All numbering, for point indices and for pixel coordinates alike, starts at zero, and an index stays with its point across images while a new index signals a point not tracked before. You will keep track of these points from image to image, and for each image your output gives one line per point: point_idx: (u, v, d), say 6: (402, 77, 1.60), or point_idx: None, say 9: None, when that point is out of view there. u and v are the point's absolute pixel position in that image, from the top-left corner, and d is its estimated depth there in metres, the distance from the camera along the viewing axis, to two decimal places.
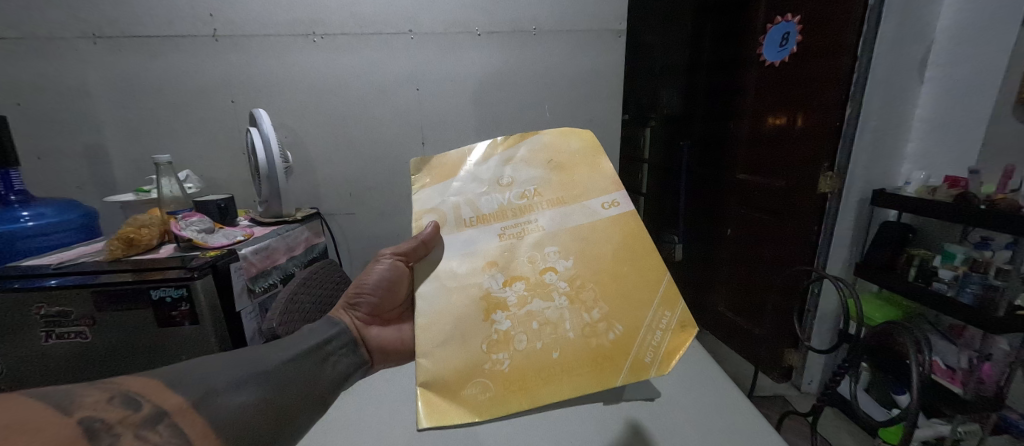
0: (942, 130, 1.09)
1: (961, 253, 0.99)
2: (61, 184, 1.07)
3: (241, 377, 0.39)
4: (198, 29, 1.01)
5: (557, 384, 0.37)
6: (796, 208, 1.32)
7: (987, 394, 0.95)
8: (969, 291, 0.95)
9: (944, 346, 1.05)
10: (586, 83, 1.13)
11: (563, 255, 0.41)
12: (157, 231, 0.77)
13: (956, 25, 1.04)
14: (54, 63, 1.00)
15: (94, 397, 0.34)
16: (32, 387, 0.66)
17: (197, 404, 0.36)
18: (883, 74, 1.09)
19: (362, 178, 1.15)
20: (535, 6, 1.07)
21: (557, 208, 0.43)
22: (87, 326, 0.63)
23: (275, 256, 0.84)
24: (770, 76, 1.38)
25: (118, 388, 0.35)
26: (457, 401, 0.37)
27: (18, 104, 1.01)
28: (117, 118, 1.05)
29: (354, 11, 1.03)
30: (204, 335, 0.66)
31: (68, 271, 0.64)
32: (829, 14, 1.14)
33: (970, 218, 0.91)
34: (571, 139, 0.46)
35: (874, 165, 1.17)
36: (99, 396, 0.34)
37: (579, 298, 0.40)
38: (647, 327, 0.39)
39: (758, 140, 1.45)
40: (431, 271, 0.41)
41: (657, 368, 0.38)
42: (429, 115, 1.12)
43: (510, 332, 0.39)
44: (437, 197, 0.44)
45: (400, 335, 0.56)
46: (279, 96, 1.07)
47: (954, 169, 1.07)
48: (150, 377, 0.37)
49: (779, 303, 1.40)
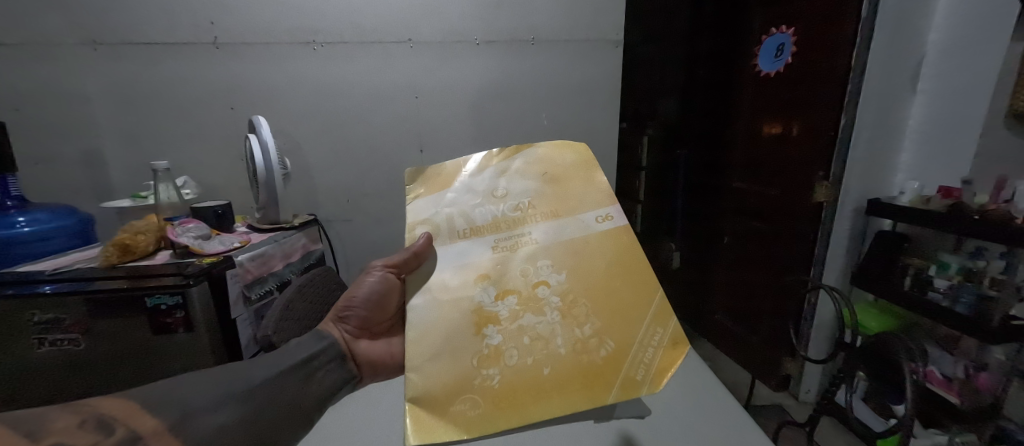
0: (935, 141, 1.10)
1: (956, 263, 1.00)
2: (57, 189, 1.07)
3: (221, 398, 0.40)
4: (198, 36, 1.01)
5: (547, 401, 0.37)
6: (793, 216, 1.33)
7: (984, 404, 0.95)
8: (964, 301, 0.95)
9: (940, 356, 1.05)
10: (585, 91, 1.14)
11: (556, 269, 0.41)
12: (154, 238, 0.76)
13: (947, 39, 1.06)
14: (53, 69, 1.00)
15: (66, 421, 0.34)
16: (17, 397, 0.64)
17: (174, 427, 0.36)
18: (876, 86, 1.10)
19: (361, 185, 1.15)
20: (534, 15, 1.08)
21: (550, 221, 0.43)
22: (80, 333, 0.63)
23: (271, 263, 0.84)
24: (766, 86, 1.39)
25: (92, 411, 0.35)
26: (446, 417, 0.37)
27: (16, 110, 1.01)
28: (115, 124, 1.05)
29: (354, 20, 1.04)
30: (199, 343, 0.66)
31: (62, 278, 0.64)
32: (822, 26, 1.16)
33: (964, 229, 0.92)
34: (567, 151, 0.47)
35: (870, 175, 1.18)
36: (72, 420, 0.34)
37: (571, 313, 0.40)
38: (639, 344, 0.39)
39: (755, 149, 1.47)
40: (422, 284, 0.41)
41: (648, 386, 0.38)
42: (428, 122, 1.12)
43: (501, 347, 0.39)
44: (431, 208, 0.44)
45: (390, 348, 0.55)
46: (279, 103, 1.07)
47: (948, 179, 1.08)
48: (124, 399, 0.37)
49: (776, 312, 1.41)
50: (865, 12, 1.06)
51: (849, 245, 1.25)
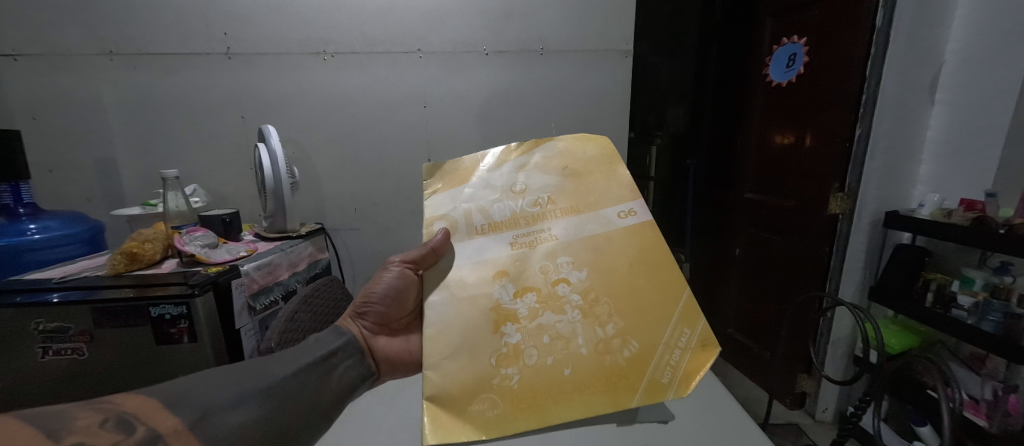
0: (956, 152, 1.07)
1: (980, 279, 0.96)
2: (71, 197, 1.08)
3: (241, 395, 0.41)
4: (212, 47, 1.03)
5: (568, 403, 0.37)
6: (806, 228, 1.30)
7: (1015, 428, 0.89)
8: (990, 319, 0.91)
9: (965, 375, 1.00)
10: (593, 101, 1.13)
11: (576, 266, 0.40)
12: (161, 246, 0.77)
13: (965, 49, 1.03)
14: (71, 79, 1.02)
15: (87, 420, 0.35)
16: (22, 407, 0.64)
17: (192, 427, 0.37)
18: (892, 97, 1.08)
19: (368, 193, 1.15)
20: (543, 26, 1.08)
21: (570, 217, 0.42)
22: (84, 342, 0.62)
23: (276, 272, 0.83)
24: (778, 96, 1.38)
25: (113, 410, 0.37)
26: (462, 417, 0.37)
27: (34, 119, 1.03)
28: (128, 132, 1.06)
29: (365, 32, 1.04)
30: (202, 353, 0.64)
31: (70, 287, 0.64)
32: (836, 35, 1.15)
33: (991, 245, 0.87)
34: (588, 145, 0.45)
35: (886, 186, 1.15)
36: (93, 419, 0.36)
37: (593, 312, 0.39)
38: (665, 346, 0.38)
39: (767, 159, 1.45)
40: (441, 280, 0.41)
41: (674, 390, 0.37)
42: (436, 132, 1.12)
43: (520, 346, 0.38)
44: (448, 203, 0.43)
45: (407, 346, 0.57)
46: (290, 113, 1.08)
47: (969, 190, 1.04)
48: (146, 396, 0.39)
49: (794, 326, 1.35)
50: (880, 22, 1.04)
51: (866, 257, 1.20)
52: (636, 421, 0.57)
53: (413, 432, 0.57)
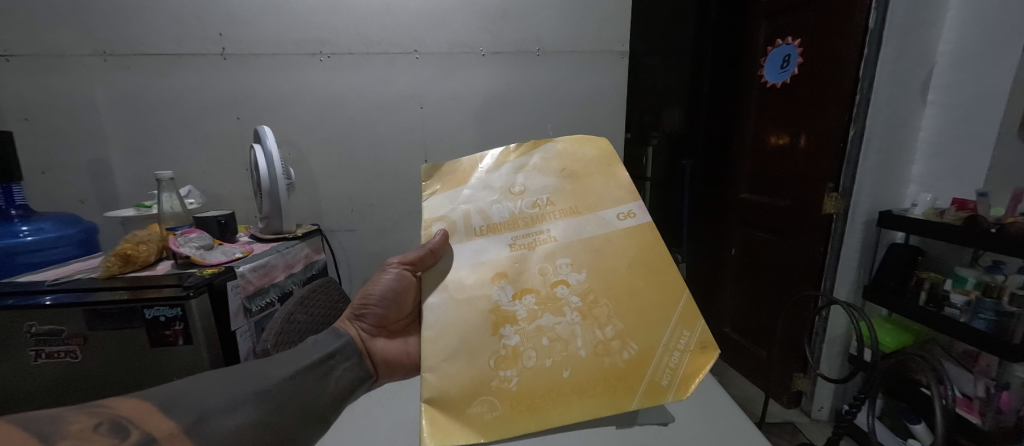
0: (948, 152, 1.08)
1: (973, 277, 0.98)
2: (64, 198, 1.07)
3: (237, 398, 0.40)
4: (207, 48, 1.02)
5: (568, 405, 0.37)
6: (800, 228, 1.31)
7: (1008, 425, 0.89)
8: (982, 317, 0.92)
9: (959, 373, 1.01)
10: (590, 101, 1.13)
11: (576, 268, 0.40)
12: (156, 247, 0.76)
13: (957, 50, 1.05)
14: (63, 80, 1.01)
15: (80, 425, 0.35)
16: (14, 410, 0.63)
17: (188, 430, 0.37)
18: (886, 98, 1.09)
19: (364, 195, 1.15)
20: (539, 26, 1.08)
21: (569, 218, 0.42)
22: (77, 345, 0.61)
23: (272, 274, 0.83)
24: (772, 97, 1.39)
25: (107, 414, 0.36)
26: (461, 420, 0.37)
27: (26, 119, 1.02)
28: (122, 133, 1.06)
29: (361, 32, 1.04)
30: (197, 355, 0.64)
31: (62, 289, 0.63)
32: (829, 37, 1.16)
33: (983, 243, 0.88)
34: (587, 147, 0.45)
35: (880, 186, 1.16)
36: (86, 424, 0.35)
37: (592, 314, 0.39)
38: (664, 348, 0.38)
39: (762, 159, 1.46)
40: (439, 281, 0.41)
41: (674, 392, 0.37)
42: (432, 132, 1.12)
43: (519, 348, 0.39)
44: (447, 204, 0.43)
45: (406, 348, 0.57)
46: (286, 114, 1.08)
47: (961, 190, 1.05)
48: (140, 400, 0.38)
49: (789, 325, 1.36)
50: (873, 24, 1.06)
51: (861, 257, 1.21)
52: (636, 423, 0.56)
53: (411, 434, 0.57)
